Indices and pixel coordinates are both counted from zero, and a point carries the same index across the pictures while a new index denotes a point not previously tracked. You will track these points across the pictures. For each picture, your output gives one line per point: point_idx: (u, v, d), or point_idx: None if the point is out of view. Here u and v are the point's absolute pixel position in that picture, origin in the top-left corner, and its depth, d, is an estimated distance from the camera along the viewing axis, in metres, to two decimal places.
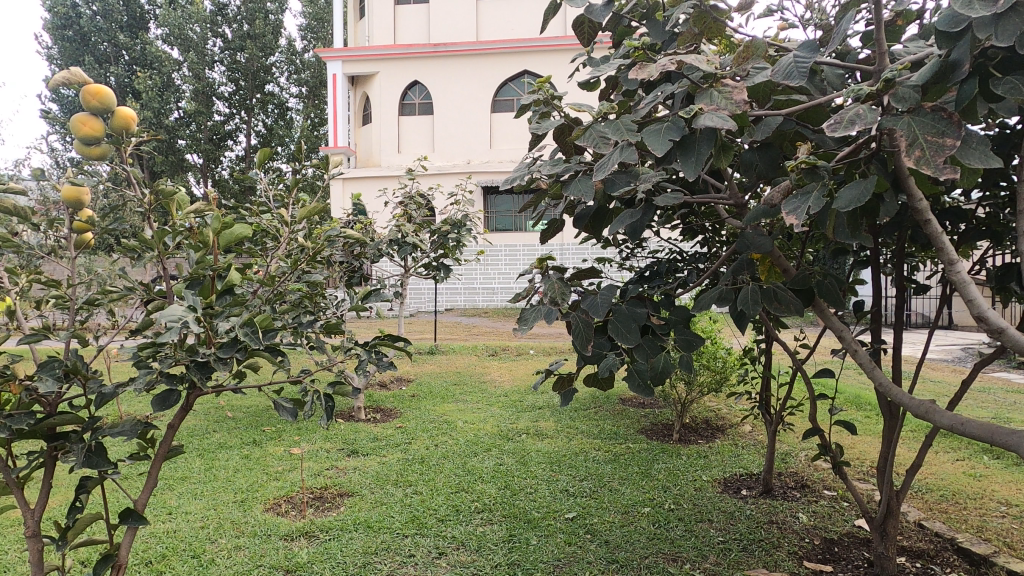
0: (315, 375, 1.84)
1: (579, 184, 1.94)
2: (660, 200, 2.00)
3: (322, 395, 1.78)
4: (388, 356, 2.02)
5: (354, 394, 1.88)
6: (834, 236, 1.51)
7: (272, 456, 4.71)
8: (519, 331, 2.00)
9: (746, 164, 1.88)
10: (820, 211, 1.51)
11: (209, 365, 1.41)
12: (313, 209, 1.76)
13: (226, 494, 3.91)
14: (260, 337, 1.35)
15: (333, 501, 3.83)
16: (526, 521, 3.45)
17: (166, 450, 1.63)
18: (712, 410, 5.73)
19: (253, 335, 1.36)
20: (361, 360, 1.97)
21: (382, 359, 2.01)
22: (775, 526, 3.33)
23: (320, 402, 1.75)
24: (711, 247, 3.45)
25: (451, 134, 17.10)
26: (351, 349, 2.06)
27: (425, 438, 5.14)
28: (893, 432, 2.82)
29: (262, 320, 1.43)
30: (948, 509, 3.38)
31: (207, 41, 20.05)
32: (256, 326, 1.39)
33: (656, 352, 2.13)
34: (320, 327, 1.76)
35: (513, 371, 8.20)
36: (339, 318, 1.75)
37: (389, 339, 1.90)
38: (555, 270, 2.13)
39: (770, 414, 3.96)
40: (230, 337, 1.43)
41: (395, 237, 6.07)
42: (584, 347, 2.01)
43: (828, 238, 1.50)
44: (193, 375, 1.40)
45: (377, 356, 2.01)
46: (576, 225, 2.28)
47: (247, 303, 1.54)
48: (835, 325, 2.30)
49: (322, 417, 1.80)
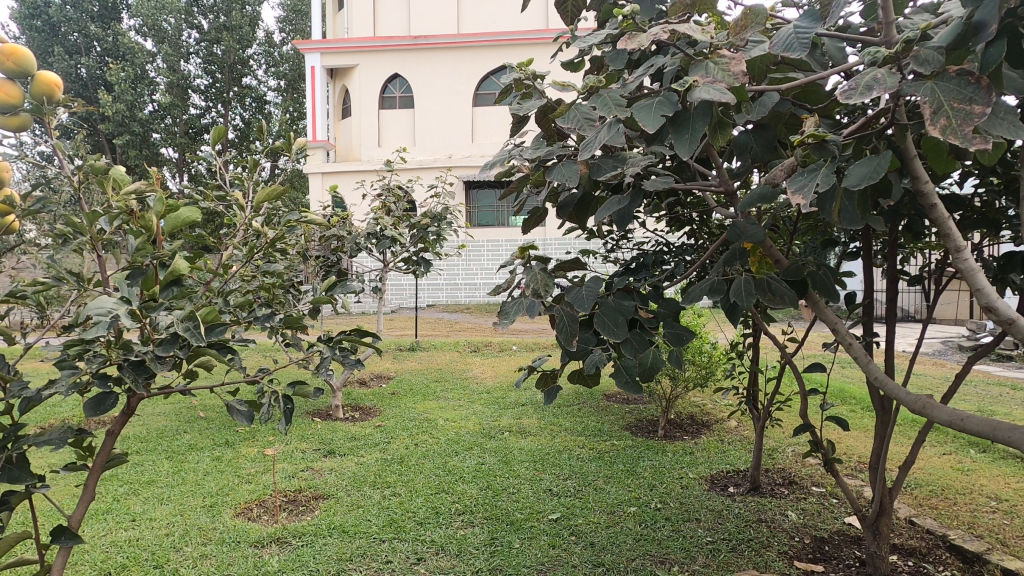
0: (273, 375, 1.66)
1: (563, 169, 1.84)
2: (650, 184, 1.88)
3: (280, 396, 1.61)
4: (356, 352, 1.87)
5: (315, 397, 1.71)
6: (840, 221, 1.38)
7: (245, 457, 4.53)
8: (500, 326, 1.87)
9: (740, 146, 1.78)
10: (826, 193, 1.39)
11: (147, 363, 1.27)
12: (272, 192, 1.60)
13: (194, 499, 3.73)
14: (204, 332, 1.20)
15: (307, 505, 3.68)
16: (509, 523, 3.33)
17: (106, 459, 1.47)
18: (697, 405, 5.66)
19: (195, 330, 1.21)
20: (323, 357, 1.81)
21: (349, 356, 1.86)
22: (765, 525, 3.25)
23: (278, 404, 1.58)
24: (698, 240, 3.36)
25: (432, 127, 16.88)
26: (315, 346, 1.90)
27: (405, 437, 4.99)
28: (886, 428, 2.73)
29: (207, 313, 1.27)
30: (938, 505, 3.32)
31: (182, 33, 19.60)
32: (200, 321, 1.23)
33: (644, 347, 2.02)
34: (279, 322, 1.59)
35: (495, 368, 8.07)
36: (301, 312, 1.59)
37: (356, 336, 1.74)
38: (539, 260, 2.00)
39: (757, 410, 3.87)
40: (169, 333, 1.26)
41: (374, 230, 5.90)
42: (569, 342, 1.89)
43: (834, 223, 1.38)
44: (128, 376, 1.25)
45: (343, 354, 1.85)
46: (560, 214, 2.17)
47: (195, 295, 1.38)
48: (828, 318, 2.20)
49: (281, 421, 1.64)
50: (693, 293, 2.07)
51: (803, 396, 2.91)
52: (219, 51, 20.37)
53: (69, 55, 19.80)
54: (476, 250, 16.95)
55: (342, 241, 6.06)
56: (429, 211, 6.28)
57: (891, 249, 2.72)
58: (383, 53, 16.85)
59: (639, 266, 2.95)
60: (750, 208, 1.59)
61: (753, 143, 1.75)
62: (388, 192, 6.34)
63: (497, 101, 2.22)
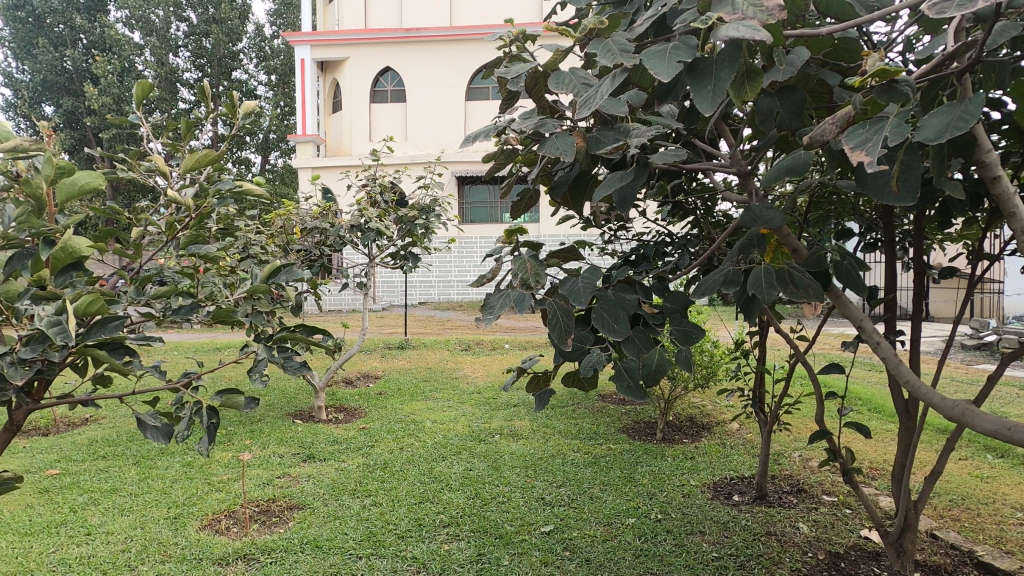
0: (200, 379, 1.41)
1: (557, 142, 1.62)
2: (657, 158, 1.63)
3: (204, 408, 1.38)
4: (301, 355, 1.59)
5: (250, 405, 1.46)
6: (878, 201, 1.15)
7: (217, 463, 4.25)
8: (483, 322, 1.61)
9: (764, 112, 1.52)
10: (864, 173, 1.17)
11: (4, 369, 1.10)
12: (203, 156, 1.43)
13: (158, 510, 3.45)
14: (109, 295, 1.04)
15: (281, 515, 3.41)
16: (498, 537, 3.08)
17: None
18: (697, 407, 5.42)
19: (64, 331, 1.00)
20: (259, 360, 1.54)
21: (294, 358, 1.57)
22: (775, 539, 3.00)
23: (200, 418, 1.35)
24: (702, 231, 3.11)
25: (424, 121, 16.60)
26: (251, 346, 1.62)
27: (389, 441, 4.72)
28: (911, 435, 2.47)
29: (84, 305, 1.08)
30: (961, 516, 3.08)
31: (170, 25, 19.27)
32: (71, 319, 1.01)
33: (649, 346, 1.78)
34: (208, 313, 1.37)
35: (487, 367, 7.80)
36: (232, 304, 1.40)
37: (301, 333, 1.47)
38: (528, 247, 1.73)
39: (764, 413, 3.63)
40: (38, 331, 1.09)
41: (358, 223, 5.61)
42: (563, 341, 1.62)
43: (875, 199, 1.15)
44: None
45: (285, 356, 1.56)
46: (552, 195, 1.92)
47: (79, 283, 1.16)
48: (854, 315, 1.95)
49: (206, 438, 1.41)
50: (704, 286, 1.84)
51: (820, 399, 2.63)
52: (208, 44, 20.06)
53: (54, 47, 19.41)
54: (468, 246, 16.68)
55: (325, 235, 5.79)
56: (418, 203, 6.00)
57: (917, 240, 2.48)
58: (374, 45, 16.54)
59: (639, 258, 2.71)
60: (776, 183, 1.47)
61: (779, 108, 1.52)
62: (375, 183, 6.01)
63: (483, 79, 2.01)
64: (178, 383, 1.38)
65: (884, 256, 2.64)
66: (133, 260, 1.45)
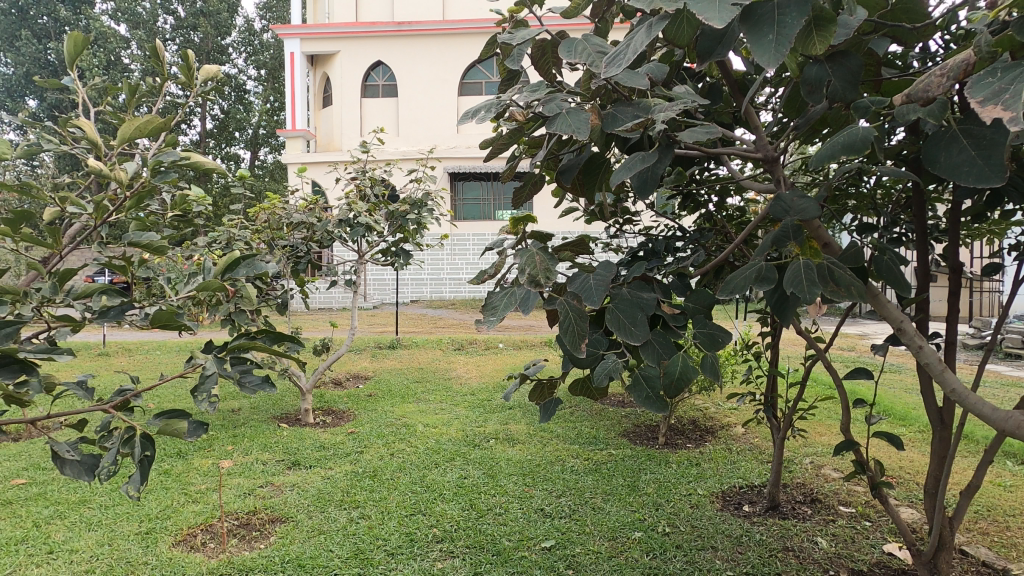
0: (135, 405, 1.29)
1: (569, 118, 1.41)
2: (684, 136, 1.42)
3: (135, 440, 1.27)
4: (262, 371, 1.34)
5: (194, 432, 1.29)
6: (959, 180, 1.16)
7: (196, 471, 4.00)
8: (484, 326, 1.39)
9: (812, 81, 1.32)
10: (948, 154, 1.18)
11: None
12: (145, 123, 1.20)
13: (129, 524, 3.21)
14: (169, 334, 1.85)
15: (261, 529, 3.18)
16: (495, 554, 2.86)
17: None
18: (699, 410, 5.23)
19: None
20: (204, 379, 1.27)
21: (252, 373, 1.32)
22: (793, 555, 2.80)
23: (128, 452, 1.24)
24: (715, 225, 2.90)
25: (416, 116, 16.35)
26: (194, 358, 1.36)
27: (379, 447, 4.48)
28: (947, 446, 2.27)
29: None
30: (989, 530, 2.90)
31: (157, 18, 18.92)
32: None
33: (670, 352, 1.57)
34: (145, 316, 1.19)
35: (480, 367, 7.57)
36: (174, 309, 1.22)
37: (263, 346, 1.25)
38: (536, 238, 1.51)
39: (776, 419, 3.44)
40: None
41: (346, 218, 5.37)
42: (576, 347, 1.38)
43: (957, 179, 1.16)
44: None
45: (241, 370, 1.31)
46: (560, 180, 1.69)
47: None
48: (892, 315, 1.72)
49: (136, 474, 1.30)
50: (733, 283, 1.62)
51: (845, 408, 2.41)
52: (196, 38, 19.78)
53: (38, 39, 19.01)
54: (461, 243, 16.45)
55: (312, 230, 5.54)
56: (409, 197, 5.76)
57: (952, 237, 2.30)
58: (366, 38, 16.26)
59: (649, 254, 2.50)
60: (830, 161, 1.26)
61: (831, 76, 1.31)
62: (364, 176, 5.77)
63: (481, 56, 1.78)
64: (108, 405, 1.30)
65: (915, 251, 2.46)
66: (52, 247, 1.27)
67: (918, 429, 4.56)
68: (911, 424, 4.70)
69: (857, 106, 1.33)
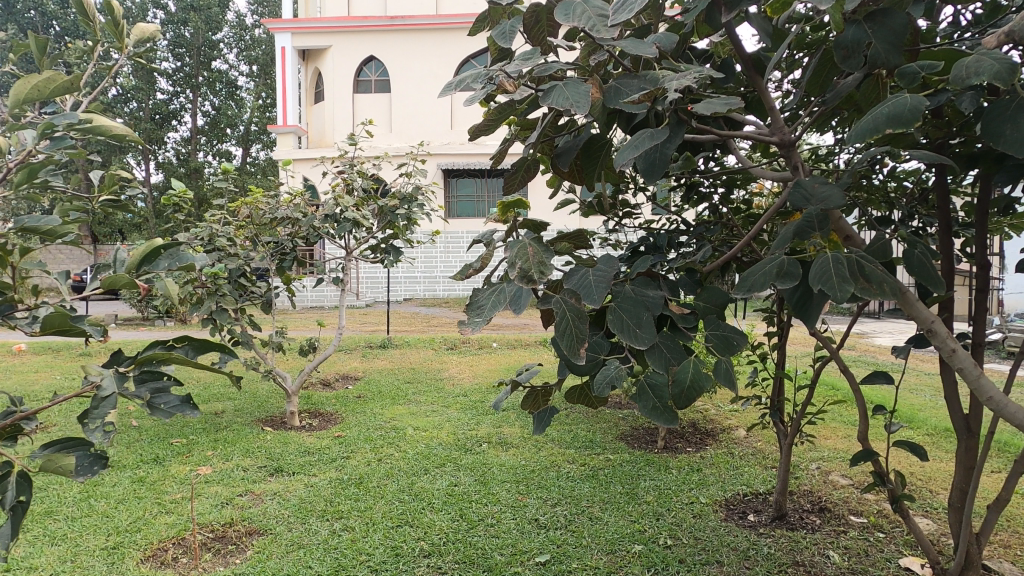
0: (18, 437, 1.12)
1: (566, 91, 1.22)
2: (698, 108, 1.24)
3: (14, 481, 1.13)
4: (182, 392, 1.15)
5: (83, 470, 1.13)
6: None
7: (172, 479, 3.80)
8: (468, 328, 1.20)
9: (850, 43, 1.14)
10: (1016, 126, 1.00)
11: None
12: (44, 79, 1.10)
13: (96, 537, 3.01)
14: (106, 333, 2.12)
15: (237, 543, 2.98)
16: (487, 570, 2.68)
17: None
18: (699, 412, 5.06)
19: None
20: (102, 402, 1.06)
21: (169, 394, 1.13)
22: (804, 570, 2.62)
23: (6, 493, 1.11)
24: (720, 219, 2.72)
25: (409, 112, 16.14)
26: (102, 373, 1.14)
27: (367, 452, 4.29)
28: (974, 457, 2.09)
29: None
30: (1013, 543, 2.73)
31: (147, 13, 18.66)
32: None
33: (679, 357, 1.38)
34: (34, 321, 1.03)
35: (474, 367, 7.38)
36: (66, 314, 1.06)
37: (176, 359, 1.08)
38: (528, 228, 1.32)
39: (783, 423, 3.26)
40: None
41: (332, 212, 5.15)
42: (575, 353, 1.19)
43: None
44: None
45: (155, 391, 1.12)
46: (557, 165, 1.49)
47: None
48: (922, 317, 1.52)
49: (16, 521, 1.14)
50: (750, 281, 1.42)
51: (864, 415, 2.23)
52: (187, 33, 19.51)
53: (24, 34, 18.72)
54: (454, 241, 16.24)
55: (298, 226, 5.31)
56: (399, 191, 5.56)
57: (979, 230, 2.12)
58: (358, 33, 16.03)
59: (651, 249, 2.32)
60: (873, 135, 1.08)
61: (872, 38, 1.14)
62: (352, 169, 5.56)
63: (468, 33, 1.60)
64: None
65: (938, 246, 2.28)
66: None
67: (928, 433, 4.39)
68: (920, 427, 4.53)
69: (902, 73, 1.15)
